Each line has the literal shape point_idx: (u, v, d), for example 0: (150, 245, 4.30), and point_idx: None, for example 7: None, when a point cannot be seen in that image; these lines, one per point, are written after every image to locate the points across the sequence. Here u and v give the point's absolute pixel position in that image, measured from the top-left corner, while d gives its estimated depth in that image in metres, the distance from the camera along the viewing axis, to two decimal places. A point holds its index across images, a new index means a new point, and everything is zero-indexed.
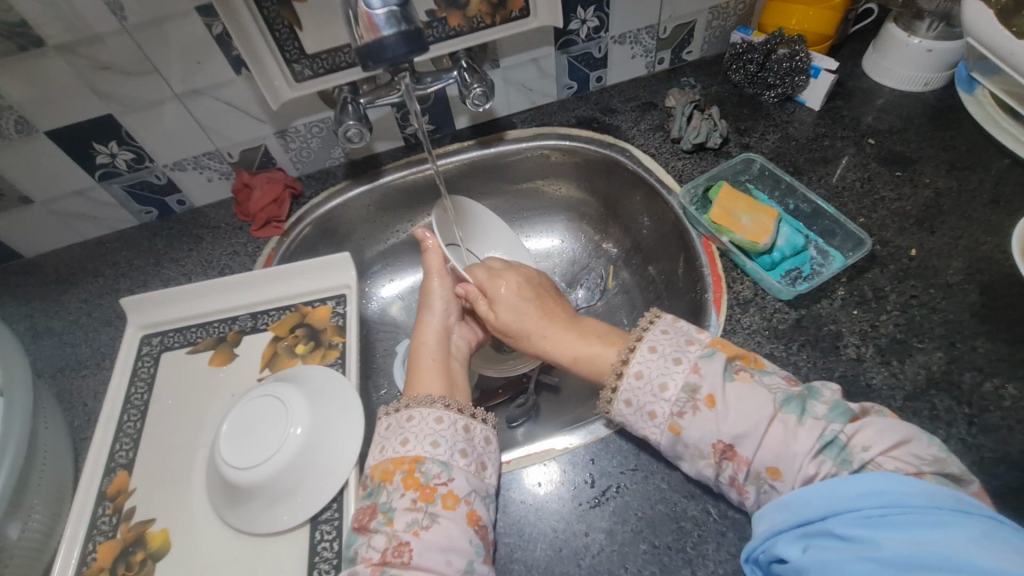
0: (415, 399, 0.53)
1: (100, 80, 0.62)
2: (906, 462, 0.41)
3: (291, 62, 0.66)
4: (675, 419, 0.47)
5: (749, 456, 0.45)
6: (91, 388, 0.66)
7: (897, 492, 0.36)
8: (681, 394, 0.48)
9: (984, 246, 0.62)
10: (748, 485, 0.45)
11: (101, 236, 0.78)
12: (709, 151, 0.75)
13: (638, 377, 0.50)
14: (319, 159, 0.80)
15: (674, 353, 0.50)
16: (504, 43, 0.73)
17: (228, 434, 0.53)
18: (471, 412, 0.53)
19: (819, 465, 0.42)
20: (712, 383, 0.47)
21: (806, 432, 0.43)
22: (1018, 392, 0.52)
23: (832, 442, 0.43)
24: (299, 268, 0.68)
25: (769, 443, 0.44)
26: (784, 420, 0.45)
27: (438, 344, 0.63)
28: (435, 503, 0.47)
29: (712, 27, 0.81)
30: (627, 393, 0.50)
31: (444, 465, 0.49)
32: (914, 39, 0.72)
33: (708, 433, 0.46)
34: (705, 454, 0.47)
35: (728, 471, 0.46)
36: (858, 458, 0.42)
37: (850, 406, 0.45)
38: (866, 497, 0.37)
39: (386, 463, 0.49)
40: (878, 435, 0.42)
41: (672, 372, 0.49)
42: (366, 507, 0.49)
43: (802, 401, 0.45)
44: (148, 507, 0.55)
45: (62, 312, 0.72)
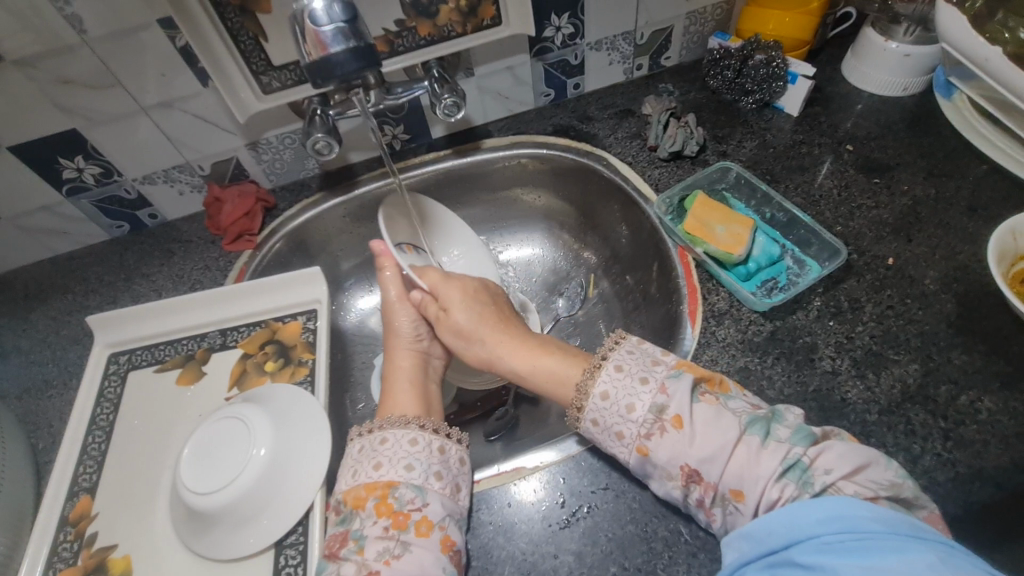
0: (391, 420, 0.53)
1: (62, 95, 0.61)
2: (864, 487, 0.41)
3: (258, 74, 0.65)
4: (643, 441, 0.46)
5: (714, 480, 0.44)
6: (58, 409, 0.64)
7: (851, 518, 0.36)
8: (648, 416, 0.47)
9: (961, 255, 0.61)
10: (715, 506, 0.44)
11: (71, 251, 0.77)
12: (686, 159, 0.74)
13: (604, 399, 0.49)
14: (292, 170, 0.79)
15: (641, 372, 0.49)
16: (478, 51, 0.72)
17: (190, 458, 0.52)
18: (445, 432, 0.54)
19: (783, 489, 0.42)
20: (680, 403, 0.46)
21: (770, 453, 0.43)
22: (993, 405, 0.52)
23: (795, 465, 0.42)
24: (269, 283, 0.67)
25: (734, 466, 0.43)
26: (749, 443, 0.44)
27: (414, 365, 0.63)
28: (407, 531, 0.47)
29: (689, 33, 0.80)
30: (594, 413, 0.49)
31: (418, 489, 0.49)
32: (891, 43, 0.71)
33: (677, 456, 0.45)
34: (673, 477, 0.45)
35: (696, 494, 0.45)
36: (819, 481, 0.41)
37: (813, 429, 0.44)
38: (824, 523, 0.36)
39: (358, 489, 0.49)
40: (839, 459, 0.42)
41: (638, 393, 0.48)
42: (337, 534, 0.48)
43: (767, 422, 0.45)
44: (111, 532, 0.53)
45: (30, 330, 0.71)
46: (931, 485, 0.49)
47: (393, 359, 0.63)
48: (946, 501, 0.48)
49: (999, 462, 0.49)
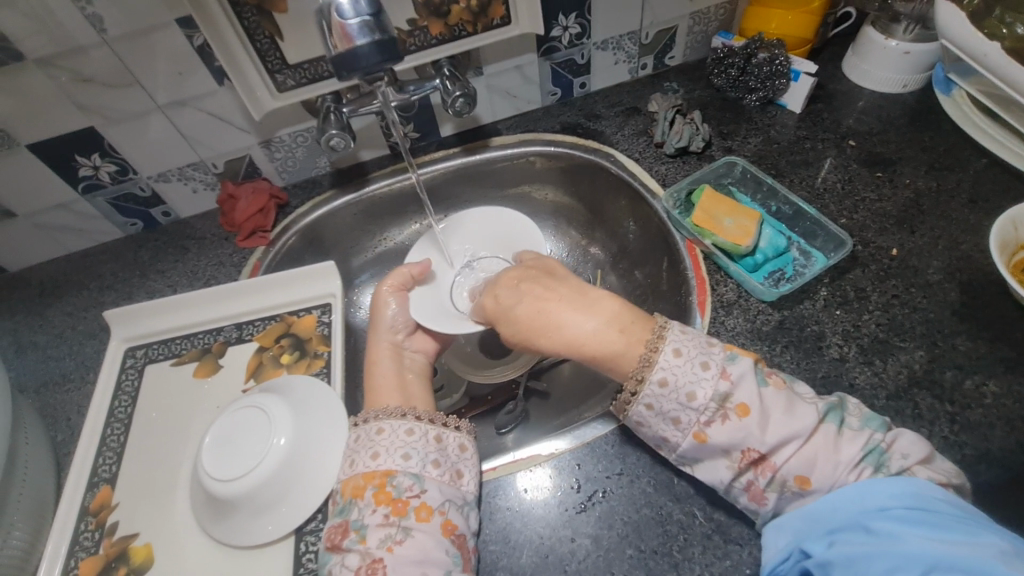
0: (384, 411, 0.53)
1: (82, 93, 0.62)
2: (937, 474, 0.43)
3: (273, 72, 0.67)
4: (702, 428, 0.46)
5: (780, 463, 0.44)
6: (76, 402, 0.65)
7: (924, 496, 0.38)
8: (710, 403, 0.46)
9: (963, 245, 0.62)
10: (768, 491, 0.44)
11: (85, 248, 0.78)
12: (692, 155, 0.76)
13: (662, 386, 0.47)
14: (304, 168, 0.80)
15: (701, 358, 0.47)
16: (487, 50, 0.74)
17: (212, 446, 0.53)
18: (443, 421, 0.54)
19: (860, 473, 0.43)
20: (747, 393, 0.45)
21: (848, 440, 0.44)
22: (998, 389, 0.53)
23: (874, 450, 0.43)
24: (283, 277, 0.68)
25: (810, 450, 0.44)
26: (826, 430, 0.44)
27: (391, 361, 0.62)
28: (408, 516, 0.47)
29: (693, 32, 0.82)
30: (649, 399, 0.47)
31: (416, 477, 0.49)
32: (892, 41, 0.73)
33: (738, 441, 0.45)
34: (729, 459, 0.46)
35: (747, 477, 0.45)
36: (896, 465, 0.42)
37: (884, 419, 0.46)
38: (896, 498, 0.39)
39: (357, 479, 0.49)
40: (912, 447, 0.43)
41: (700, 379, 0.46)
42: (337, 526, 0.48)
43: (840, 411, 0.46)
44: (131, 521, 0.54)
45: (46, 326, 0.72)
46: None
47: (372, 363, 0.62)
48: None
49: (1006, 444, 0.50)
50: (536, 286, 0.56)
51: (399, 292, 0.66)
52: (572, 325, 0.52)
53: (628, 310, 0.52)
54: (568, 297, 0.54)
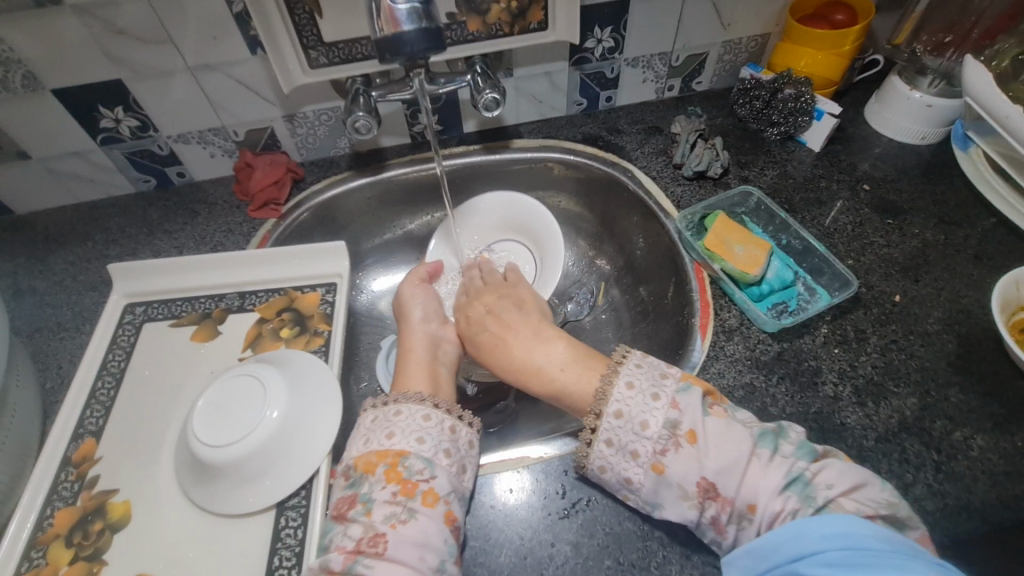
0: (405, 394, 0.53)
1: (113, 45, 0.62)
2: (864, 505, 0.42)
3: (307, 48, 0.66)
4: (659, 458, 0.46)
5: (732, 496, 0.44)
6: (68, 352, 0.65)
7: (858, 536, 0.38)
8: (662, 432, 0.46)
9: (965, 299, 0.63)
10: (729, 524, 0.44)
11: (95, 200, 0.78)
12: (709, 180, 0.76)
13: (618, 417, 0.48)
14: (324, 147, 0.80)
15: (652, 389, 0.48)
16: (519, 53, 0.74)
17: (204, 411, 0.53)
18: (458, 414, 0.54)
19: (785, 501, 0.43)
20: (693, 420, 0.46)
21: (777, 467, 0.44)
22: (985, 443, 0.54)
23: (798, 479, 0.43)
24: (291, 252, 0.68)
25: (747, 481, 0.44)
26: (760, 457, 0.45)
27: (424, 348, 0.63)
28: (414, 499, 0.47)
29: (723, 61, 0.83)
30: (607, 433, 0.48)
31: (428, 462, 0.49)
32: (916, 93, 0.74)
33: (690, 472, 0.45)
34: (688, 495, 0.45)
35: (711, 512, 0.44)
36: (822, 496, 0.43)
37: (815, 447, 0.46)
38: (830, 539, 0.39)
39: (370, 455, 0.49)
40: (839, 476, 0.43)
41: (651, 410, 0.47)
42: (345, 496, 0.48)
43: (774, 437, 0.46)
44: (112, 477, 0.54)
45: (46, 272, 0.71)
46: (920, 512, 0.50)
47: (406, 344, 0.63)
48: (934, 529, 0.49)
49: (987, 497, 0.51)
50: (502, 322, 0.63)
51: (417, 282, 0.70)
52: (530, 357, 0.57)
53: (585, 350, 0.56)
54: (529, 326, 0.61)
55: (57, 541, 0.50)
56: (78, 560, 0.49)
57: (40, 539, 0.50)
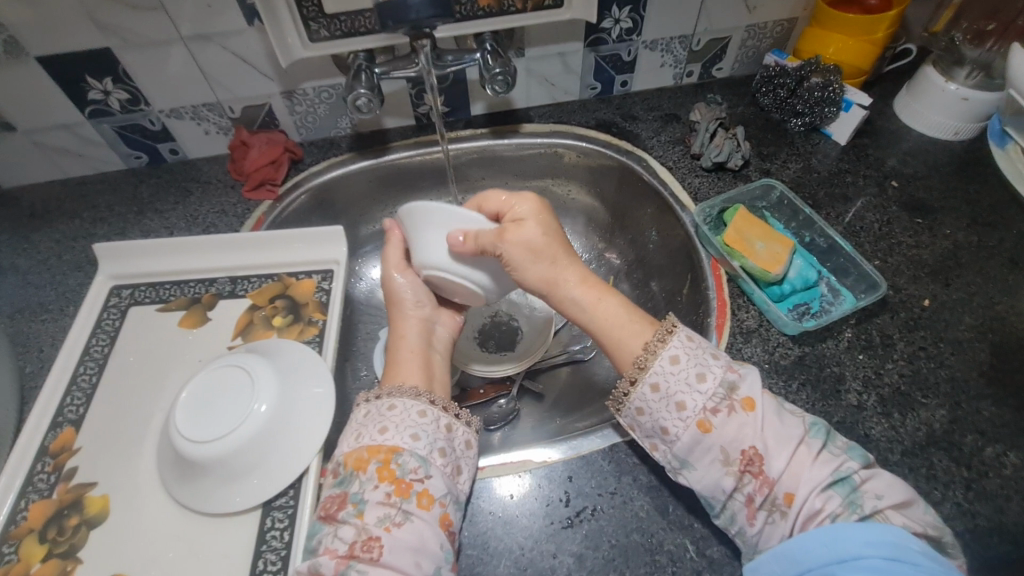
0: (398, 388, 0.50)
1: (101, 10, 0.58)
2: (912, 521, 0.41)
3: (307, 19, 0.62)
4: (707, 415, 0.45)
5: (774, 476, 0.43)
6: (50, 335, 0.62)
7: (904, 548, 0.37)
8: (718, 390, 0.45)
9: (999, 306, 0.60)
10: (760, 509, 0.43)
11: (83, 175, 0.74)
12: (728, 172, 0.72)
13: (672, 363, 0.46)
14: (324, 126, 0.76)
15: (712, 349, 0.48)
16: (532, 32, 0.70)
17: (188, 402, 0.50)
18: (455, 411, 0.51)
19: (828, 500, 0.41)
20: (751, 387, 0.45)
21: (823, 463, 0.43)
22: (1019, 461, 0.50)
23: (845, 480, 0.42)
24: (286, 236, 0.64)
25: (793, 464, 0.43)
26: (809, 445, 0.44)
27: (418, 336, 0.58)
28: (409, 500, 0.44)
29: (746, 46, 0.78)
30: (640, 401, 0.47)
31: (422, 460, 0.46)
32: (952, 85, 0.69)
33: (741, 437, 0.44)
34: (728, 461, 0.44)
35: (748, 487, 0.43)
36: (869, 505, 0.41)
37: (865, 452, 0.44)
38: (874, 546, 0.37)
39: (361, 451, 0.46)
40: (887, 488, 0.42)
41: (710, 365, 0.46)
42: (334, 495, 0.45)
43: (826, 433, 0.45)
44: (91, 469, 0.51)
45: (31, 250, 0.68)
46: None
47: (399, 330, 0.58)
48: (963, 552, 0.46)
49: (1020, 519, 0.48)
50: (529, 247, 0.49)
51: (402, 270, 0.60)
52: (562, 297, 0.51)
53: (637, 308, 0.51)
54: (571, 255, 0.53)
55: (31, 536, 0.47)
56: (52, 556, 0.47)
57: (13, 533, 0.48)
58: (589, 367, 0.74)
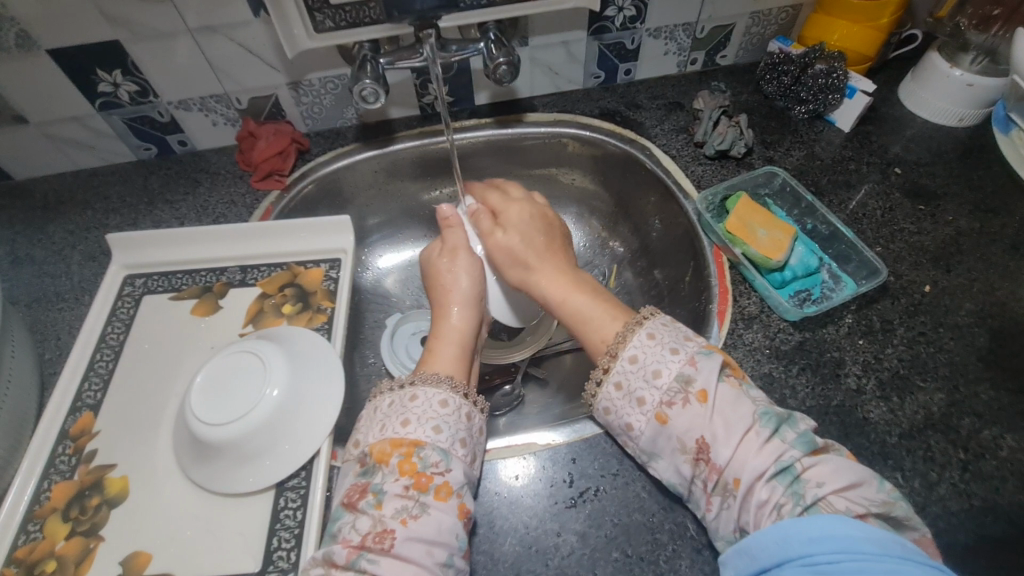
0: (420, 377, 0.52)
1: (111, 3, 0.59)
2: (854, 504, 0.41)
3: (312, 10, 0.62)
4: (663, 408, 0.47)
5: (722, 464, 0.44)
6: (67, 323, 0.63)
7: (846, 539, 0.37)
8: (673, 384, 0.47)
9: (999, 292, 0.60)
10: (714, 494, 0.45)
11: (95, 167, 0.76)
12: (731, 160, 0.73)
13: (632, 362, 0.49)
14: (330, 117, 0.77)
15: (672, 343, 0.49)
16: (536, 21, 0.70)
17: (202, 387, 0.51)
18: (474, 399, 0.52)
19: (772, 490, 0.42)
20: (706, 379, 0.46)
21: (768, 450, 0.43)
22: (1015, 443, 0.51)
23: (788, 470, 0.42)
24: (295, 225, 0.65)
25: (739, 453, 0.44)
26: (757, 433, 0.44)
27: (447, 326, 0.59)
28: (428, 493, 0.45)
29: (750, 33, 0.78)
30: (619, 376, 0.50)
31: (443, 453, 0.47)
32: (956, 71, 0.69)
33: (694, 427, 0.46)
34: (684, 450, 0.46)
35: (702, 474, 0.45)
36: (811, 494, 0.41)
37: (817, 438, 0.44)
38: (818, 542, 0.38)
39: (384, 443, 0.47)
40: (833, 474, 0.42)
41: (666, 360, 0.48)
42: (357, 485, 0.46)
43: (778, 421, 0.45)
44: (110, 452, 0.53)
45: (45, 241, 0.70)
46: (944, 513, 0.48)
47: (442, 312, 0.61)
48: (957, 531, 0.47)
49: (1015, 499, 0.48)
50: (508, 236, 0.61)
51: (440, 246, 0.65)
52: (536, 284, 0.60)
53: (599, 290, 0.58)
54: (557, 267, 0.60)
55: (55, 515, 0.49)
56: (75, 534, 0.49)
57: (38, 512, 0.50)
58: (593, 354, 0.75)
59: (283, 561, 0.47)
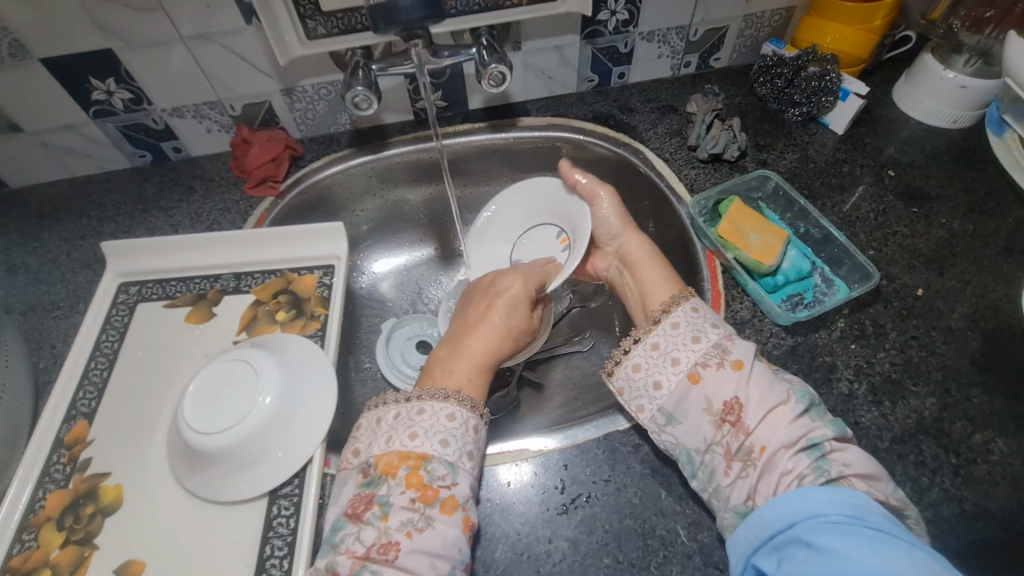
0: (427, 391, 0.51)
1: (103, 12, 0.59)
2: (874, 489, 0.43)
3: (304, 17, 0.63)
4: (698, 368, 0.49)
5: (751, 427, 0.46)
6: (62, 331, 0.64)
7: (863, 510, 0.39)
8: (710, 349, 0.50)
9: (992, 294, 0.60)
10: (736, 459, 0.46)
11: (90, 174, 0.76)
12: (724, 163, 0.73)
13: (674, 327, 0.52)
14: (324, 123, 0.77)
15: (714, 319, 0.52)
16: (528, 25, 0.70)
17: (195, 396, 0.52)
18: (480, 411, 0.52)
19: (798, 462, 0.44)
20: (743, 352, 0.49)
21: (800, 425, 0.45)
22: (1007, 447, 0.51)
23: (817, 446, 0.44)
24: (288, 232, 0.66)
25: (768, 422, 0.45)
26: (791, 407, 0.46)
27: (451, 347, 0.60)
28: (433, 506, 0.45)
29: (743, 36, 0.78)
30: (659, 337, 0.52)
31: (450, 467, 0.47)
32: (950, 72, 0.69)
33: (725, 390, 0.47)
34: (710, 411, 0.48)
35: (725, 437, 0.46)
36: (835, 470, 0.43)
37: (846, 429, 0.46)
38: (835, 504, 0.39)
39: (391, 456, 0.47)
40: (856, 460, 0.44)
41: (706, 331, 0.51)
42: (362, 496, 0.47)
43: (813, 404, 0.47)
44: (105, 460, 0.53)
45: (41, 249, 0.70)
46: (935, 518, 0.48)
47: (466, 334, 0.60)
48: (948, 536, 0.47)
49: (1007, 503, 0.49)
50: (611, 203, 0.67)
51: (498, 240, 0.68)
52: (628, 247, 0.66)
53: (665, 260, 0.64)
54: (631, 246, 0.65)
55: (49, 524, 0.50)
56: (69, 543, 0.49)
57: (33, 521, 0.50)
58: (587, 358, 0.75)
59: (276, 569, 0.48)
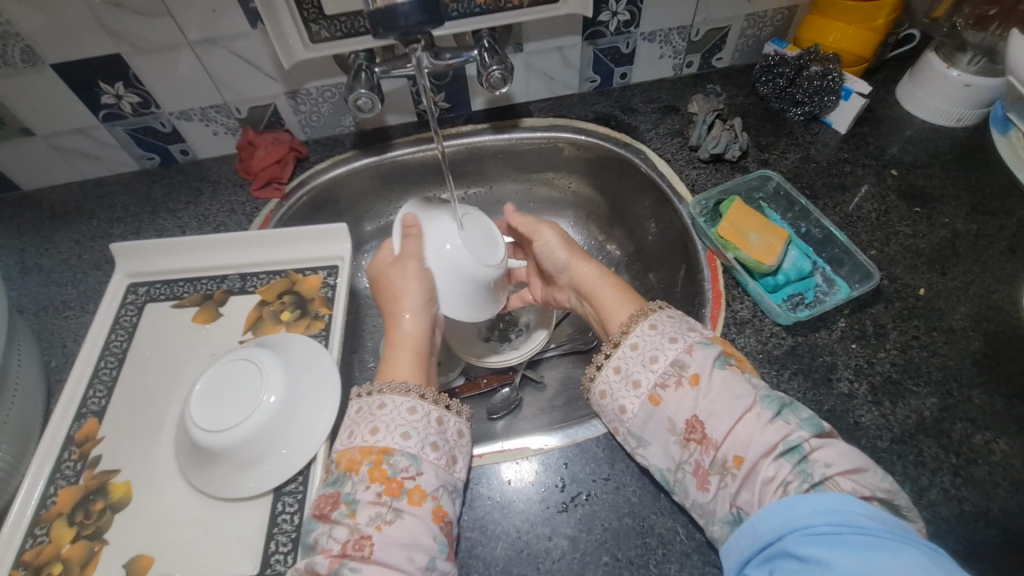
0: (389, 385, 0.52)
1: (111, 18, 0.60)
2: (861, 486, 0.41)
3: (308, 21, 0.63)
4: (656, 390, 0.49)
5: (718, 440, 0.45)
6: (73, 330, 0.65)
7: (848, 513, 0.38)
8: (668, 368, 0.49)
9: (995, 295, 0.60)
10: (712, 473, 0.45)
11: (100, 177, 0.77)
12: (725, 163, 0.73)
13: (633, 348, 0.52)
14: (328, 125, 0.78)
15: (673, 333, 0.51)
16: (530, 27, 0.71)
17: (200, 395, 0.53)
18: (445, 403, 0.53)
19: (780, 469, 0.42)
20: (700, 364, 0.48)
21: (774, 429, 0.44)
22: (1008, 448, 0.51)
23: (796, 449, 0.43)
24: (294, 233, 0.67)
25: (738, 431, 0.44)
26: (759, 413, 0.45)
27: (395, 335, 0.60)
28: (400, 498, 0.46)
29: (746, 36, 0.78)
30: (619, 360, 0.52)
31: (413, 457, 0.48)
32: (953, 71, 0.69)
33: (684, 408, 0.47)
34: (674, 431, 0.48)
35: (693, 453, 0.46)
36: (818, 473, 0.42)
37: (823, 424, 0.45)
38: (821, 514, 0.38)
39: (353, 452, 0.48)
40: (839, 458, 0.43)
41: (665, 348, 0.50)
42: (328, 496, 0.47)
43: (781, 403, 0.45)
44: (114, 457, 0.54)
45: (52, 250, 0.72)
46: (934, 518, 0.48)
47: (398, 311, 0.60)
48: (947, 536, 0.47)
49: (1007, 504, 0.48)
50: (555, 236, 0.66)
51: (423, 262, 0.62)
52: (580, 276, 0.64)
53: (624, 282, 0.62)
54: (592, 270, 0.63)
55: (60, 519, 0.51)
56: (80, 538, 0.50)
57: (44, 516, 0.51)
58: (590, 357, 0.75)
59: (279, 564, 0.49)
